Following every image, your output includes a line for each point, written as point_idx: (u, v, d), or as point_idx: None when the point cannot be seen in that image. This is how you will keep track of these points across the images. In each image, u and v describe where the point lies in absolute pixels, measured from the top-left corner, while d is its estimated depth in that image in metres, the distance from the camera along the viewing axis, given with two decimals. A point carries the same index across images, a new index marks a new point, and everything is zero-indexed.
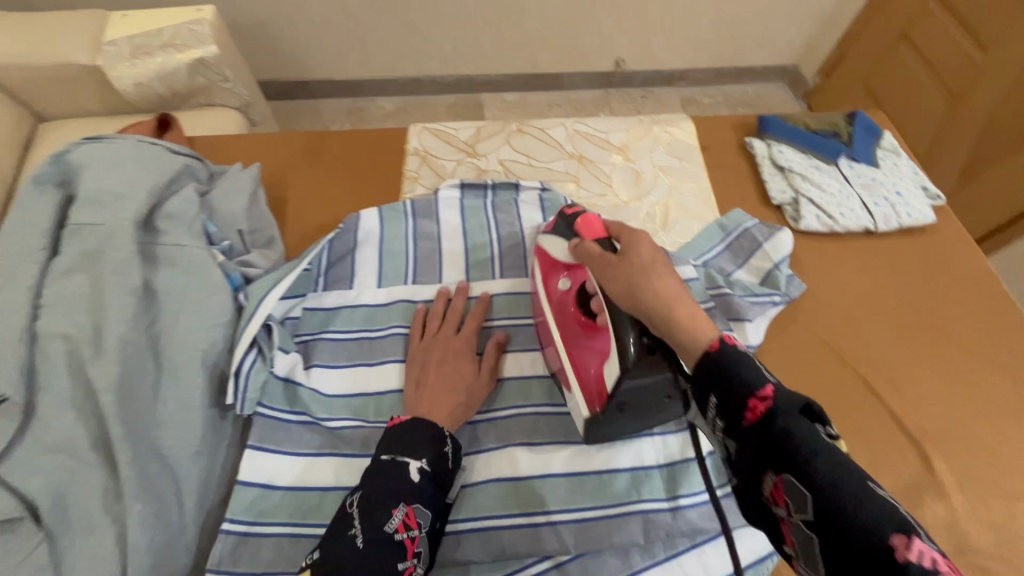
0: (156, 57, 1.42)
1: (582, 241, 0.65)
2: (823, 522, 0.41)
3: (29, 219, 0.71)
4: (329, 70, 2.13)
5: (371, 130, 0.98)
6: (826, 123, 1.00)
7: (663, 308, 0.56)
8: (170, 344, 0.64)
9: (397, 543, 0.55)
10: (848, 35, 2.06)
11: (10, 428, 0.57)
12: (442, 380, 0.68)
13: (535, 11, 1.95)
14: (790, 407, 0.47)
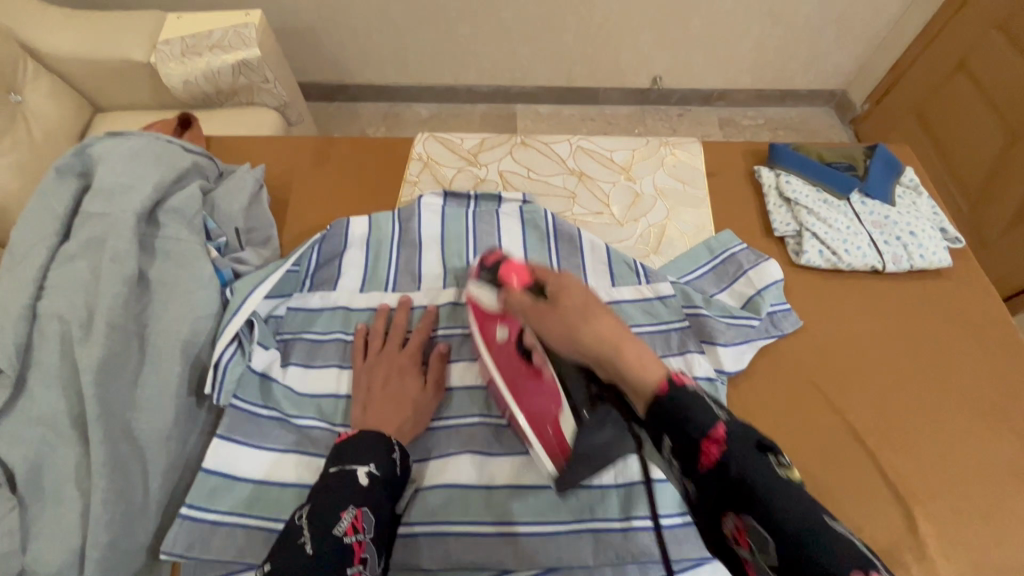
0: (204, 57, 1.51)
1: (512, 292, 0.65)
2: (786, 565, 0.42)
3: (49, 205, 0.77)
4: (370, 75, 2.20)
5: (379, 139, 1.00)
6: (841, 156, 0.96)
7: (608, 351, 0.56)
8: (156, 332, 0.68)
9: (344, 545, 0.55)
10: (902, 62, 1.99)
11: (1, 398, 0.61)
12: (393, 394, 0.69)
13: (571, 26, 1.96)
14: (742, 445, 0.47)
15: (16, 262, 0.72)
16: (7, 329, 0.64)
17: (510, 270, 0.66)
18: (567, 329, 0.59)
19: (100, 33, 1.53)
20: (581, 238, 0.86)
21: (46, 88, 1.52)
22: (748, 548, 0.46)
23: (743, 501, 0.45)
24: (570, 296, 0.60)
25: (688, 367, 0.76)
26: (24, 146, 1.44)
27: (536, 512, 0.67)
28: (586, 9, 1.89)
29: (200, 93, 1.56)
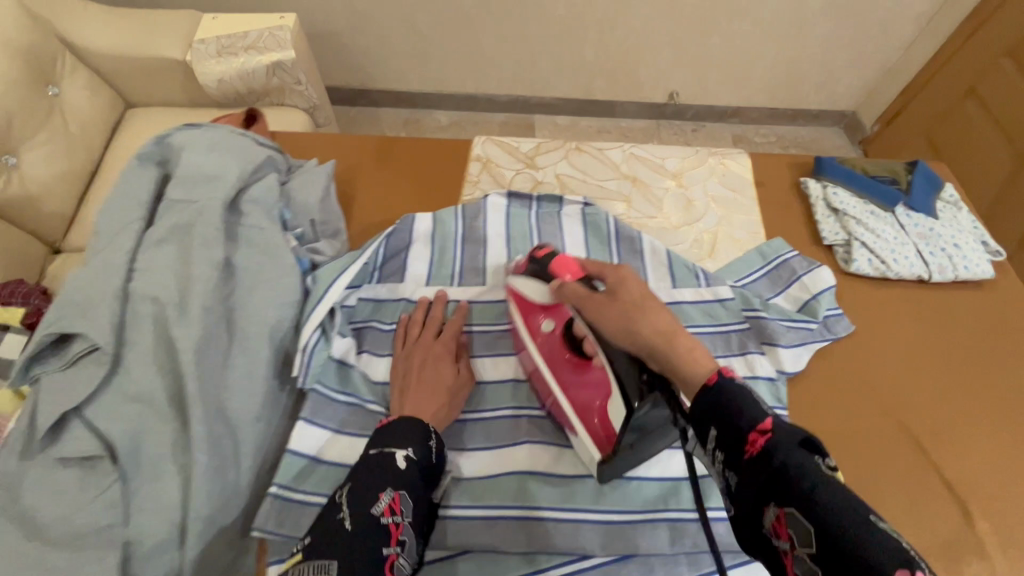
0: (240, 57, 1.54)
1: (567, 285, 0.69)
2: (827, 559, 0.41)
3: (131, 191, 0.79)
4: (392, 82, 2.23)
5: (438, 139, 1.03)
6: (884, 170, 1.00)
7: (665, 340, 0.57)
8: (243, 316, 0.70)
9: (382, 526, 0.56)
10: (911, 86, 2.06)
11: (99, 375, 0.62)
12: (426, 378, 0.71)
13: (594, 40, 2.01)
14: (790, 441, 0.47)
15: (103, 246, 0.74)
16: (103, 309, 0.66)
17: (566, 265, 0.72)
18: (626, 321, 0.61)
19: (138, 30, 1.54)
20: (641, 241, 0.90)
21: (82, 83, 1.51)
22: (786, 541, 0.45)
23: (787, 488, 0.45)
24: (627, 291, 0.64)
25: (749, 366, 0.79)
26: (59, 139, 1.43)
27: (616, 502, 0.70)
28: (611, 25, 1.95)
29: (234, 92, 1.58)
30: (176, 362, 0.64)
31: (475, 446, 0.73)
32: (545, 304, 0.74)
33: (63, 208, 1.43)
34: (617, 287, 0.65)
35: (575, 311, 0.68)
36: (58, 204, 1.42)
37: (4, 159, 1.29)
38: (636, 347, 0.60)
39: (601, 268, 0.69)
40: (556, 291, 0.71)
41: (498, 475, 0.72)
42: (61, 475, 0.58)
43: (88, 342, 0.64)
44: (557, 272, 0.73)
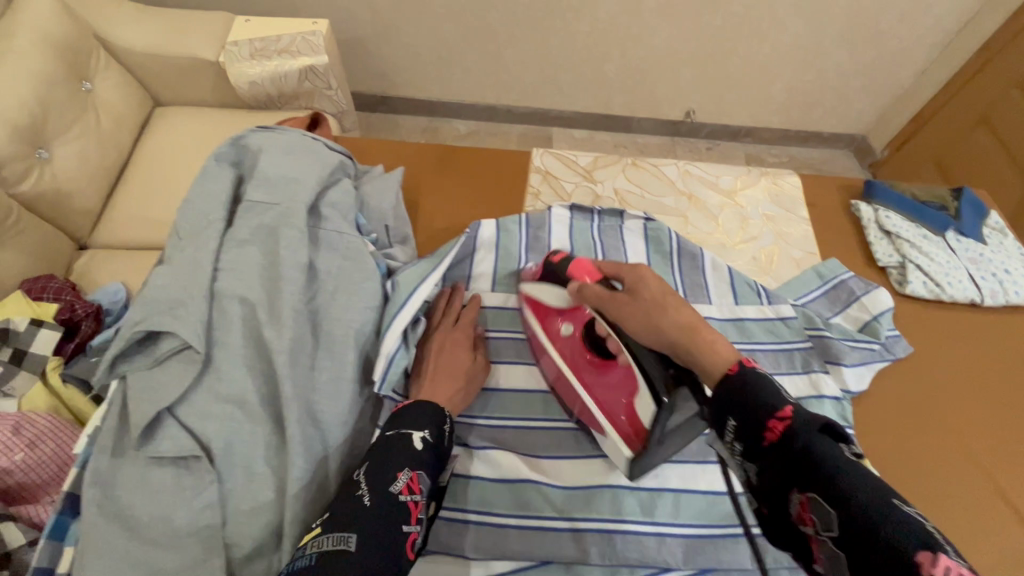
0: (273, 60, 1.47)
1: (586, 284, 0.70)
2: (847, 537, 0.43)
3: (210, 191, 0.79)
4: (411, 89, 2.12)
5: (498, 150, 1.05)
6: (932, 196, 1.03)
7: (685, 341, 0.61)
8: (328, 320, 0.70)
9: (399, 502, 0.56)
10: (925, 110, 2.03)
11: (190, 375, 0.62)
12: (443, 362, 0.73)
13: (617, 57, 1.96)
14: (807, 425, 0.50)
15: (185, 244, 0.74)
16: (192, 308, 0.66)
17: (581, 267, 0.73)
18: (649, 318, 0.63)
19: (171, 28, 1.47)
20: (703, 257, 0.92)
21: (113, 79, 1.44)
22: (811, 525, 0.47)
23: (809, 473, 0.47)
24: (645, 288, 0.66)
25: (815, 385, 0.81)
26: (90, 135, 1.34)
27: (695, 516, 0.71)
28: (633, 41, 1.90)
29: (264, 94, 1.51)
30: (266, 364, 0.65)
31: (543, 455, 0.75)
32: (563, 308, 0.77)
33: (92, 204, 1.35)
34: (638, 284, 0.67)
35: (596, 311, 0.69)
36: (88, 200, 1.33)
37: (36, 153, 1.23)
38: (655, 343, 0.63)
39: (619, 267, 0.71)
40: (575, 293, 0.72)
41: (571, 486, 0.72)
42: (158, 474, 0.58)
43: (179, 341, 0.64)
44: (572, 274, 0.74)
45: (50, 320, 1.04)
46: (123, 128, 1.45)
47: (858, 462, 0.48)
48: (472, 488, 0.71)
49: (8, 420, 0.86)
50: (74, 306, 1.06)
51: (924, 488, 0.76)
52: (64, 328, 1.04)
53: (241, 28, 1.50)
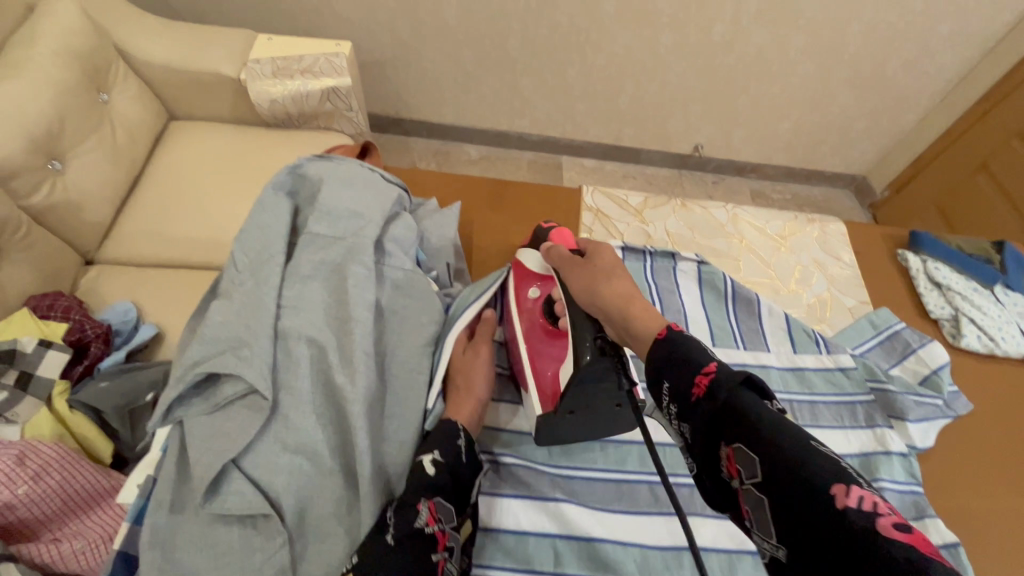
0: (295, 80, 1.35)
1: (555, 246, 0.70)
2: (770, 484, 0.41)
3: (268, 222, 0.76)
4: (427, 113, 2.04)
5: (548, 186, 1.04)
6: (976, 248, 1.04)
7: (620, 306, 0.58)
8: (395, 363, 0.67)
9: (428, 536, 0.53)
10: (923, 157, 2.01)
11: (257, 423, 0.58)
12: (462, 375, 0.68)
13: (631, 91, 1.90)
14: (732, 378, 0.47)
15: (245, 278, 0.70)
16: (256, 349, 0.62)
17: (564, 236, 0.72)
18: (589, 279, 0.62)
19: (194, 39, 1.36)
20: (760, 303, 0.90)
21: (133, 90, 1.32)
22: (738, 477, 0.44)
23: (734, 428, 0.44)
24: (600, 257, 0.64)
25: (880, 441, 0.78)
26: (108, 148, 1.23)
27: None
28: (651, 75, 1.84)
29: (284, 112, 1.39)
30: (336, 412, 0.61)
31: (614, 509, 0.68)
32: (539, 273, 0.73)
33: (105, 217, 1.22)
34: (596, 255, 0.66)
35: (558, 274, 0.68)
36: (102, 212, 1.21)
37: (49, 164, 1.11)
38: (590, 310, 0.62)
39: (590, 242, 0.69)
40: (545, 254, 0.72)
41: (647, 545, 0.66)
42: (224, 533, 0.54)
43: (244, 386, 0.60)
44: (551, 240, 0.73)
45: (59, 339, 0.96)
46: (141, 142, 1.33)
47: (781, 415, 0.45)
48: (542, 546, 0.64)
49: (9, 449, 0.76)
50: (84, 326, 0.99)
51: (999, 549, 0.74)
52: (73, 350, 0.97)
53: (264, 46, 1.39)
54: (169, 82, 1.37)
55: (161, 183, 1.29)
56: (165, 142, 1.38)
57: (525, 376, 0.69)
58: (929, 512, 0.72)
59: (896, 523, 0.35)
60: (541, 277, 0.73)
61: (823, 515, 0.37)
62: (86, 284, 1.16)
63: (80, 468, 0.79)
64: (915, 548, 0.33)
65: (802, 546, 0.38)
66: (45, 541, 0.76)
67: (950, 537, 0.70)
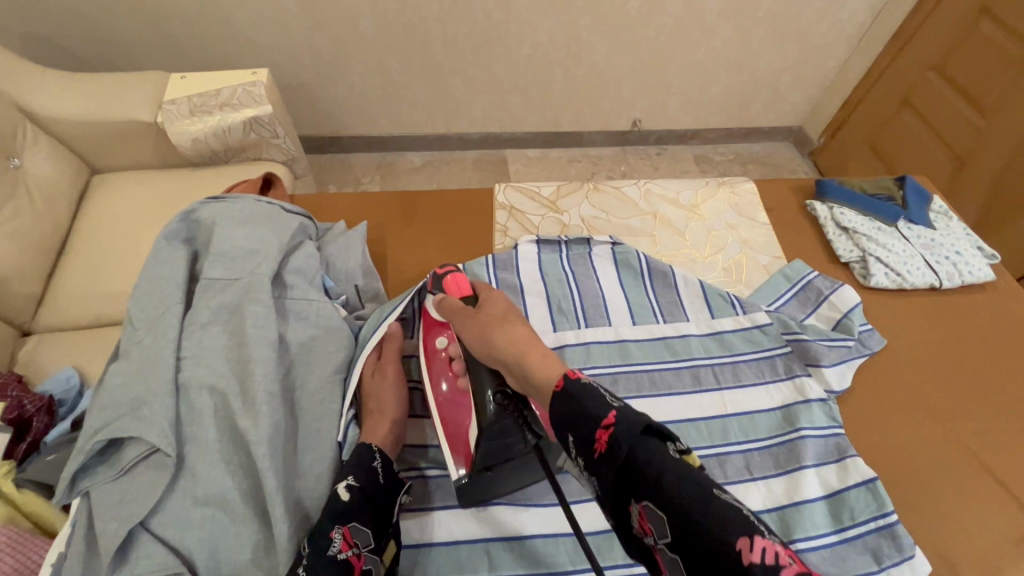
0: (214, 116, 1.29)
1: (446, 298, 0.70)
2: (680, 544, 0.42)
3: (163, 273, 0.74)
4: (363, 127, 1.99)
5: (460, 191, 1.05)
6: (879, 188, 1.07)
7: (515, 353, 0.59)
8: (305, 395, 0.67)
9: (341, 562, 0.54)
10: (851, 99, 2.04)
11: (162, 482, 0.58)
12: (373, 400, 0.68)
13: (561, 75, 1.90)
14: (633, 429, 0.47)
15: (143, 334, 0.69)
16: (156, 407, 0.61)
17: (457, 283, 0.71)
18: (482, 327, 0.63)
19: (101, 87, 1.29)
20: (675, 274, 0.92)
21: (48, 150, 1.25)
22: (652, 534, 0.45)
23: (639, 485, 0.46)
24: (492, 304, 0.67)
25: (799, 391, 0.81)
26: (28, 214, 1.17)
27: None
28: (577, 58, 1.84)
29: (210, 151, 1.33)
30: (245, 456, 0.61)
31: (545, 502, 0.69)
32: (439, 322, 0.73)
33: (35, 285, 1.17)
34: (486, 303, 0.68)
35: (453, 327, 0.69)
36: (30, 282, 1.15)
37: None
38: (489, 360, 0.62)
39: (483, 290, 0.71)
40: (438, 304, 0.72)
41: (576, 532, 0.67)
42: None
43: (145, 446, 0.59)
44: (445, 286, 0.72)
45: None
46: (62, 202, 1.27)
47: (682, 457, 0.46)
48: (474, 553, 0.65)
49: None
50: (22, 402, 0.91)
51: (919, 476, 0.77)
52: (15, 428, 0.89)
53: (179, 84, 1.33)
54: (82, 134, 1.29)
55: (89, 242, 1.23)
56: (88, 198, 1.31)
57: (437, 432, 0.67)
58: (849, 452, 0.75)
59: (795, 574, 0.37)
60: (445, 325, 0.73)
61: (733, 574, 0.39)
62: (25, 355, 1.10)
63: (33, 546, 0.76)
64: None
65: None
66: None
67: (869, 473, 0.73)
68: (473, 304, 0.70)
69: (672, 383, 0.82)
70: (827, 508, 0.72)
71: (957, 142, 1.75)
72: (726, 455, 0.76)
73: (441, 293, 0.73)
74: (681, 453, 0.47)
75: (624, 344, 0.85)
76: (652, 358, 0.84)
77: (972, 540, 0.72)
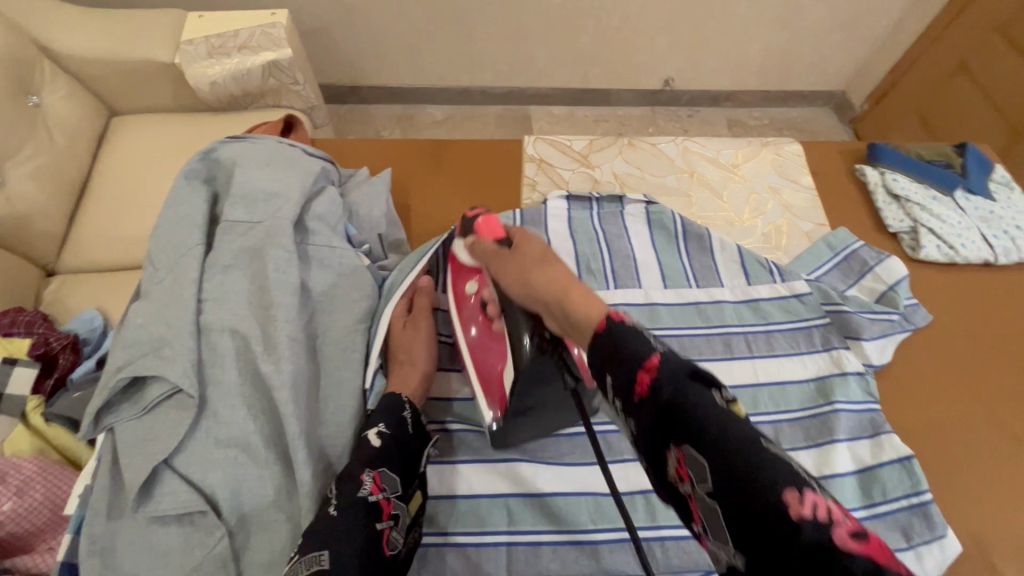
0: (233, 58, 1.22)
1: (478, 240, 0.64)
2: (719, 493, 0.35)
3: (184, 213, 0.72)
4: (384, 77, 1.91)
5: (488, 141, 1.00)
6: (936, 154, 1.00)
7: (557, 296, 0.52)
8: (328, 343, 0.66)
9: (371, 505, 0.53)
10: (898, 66, 1.88)
11: (185, 421, 0.57)
12: (403, 351, 0.67)
13: (591, 27, 1.77)
14: (675, 372, 0.40)
15: (164, 275, 0.68)
16: (178, 347, 0.60)
17: (489, 224, 0.64)
18: (520, 273, 0.56)
19: (117, 24, 1.23)
20: (711, 237, 0.87)
21: (66, 88, 1.20)
22: (688, 482, 0.39)
23: (678, 427, 0.39)
24: (528, 246, 0.59)
25: (836, 362, 0.77)
26: (49, 153, 1.14)
27: None
28: (612, 10, 1.71)
29: (229, 95, 1.27)
30: (267, 401, 0.60)
31: (566, 461, 0.68)
32: (471, 266, 0.70)
33: (58, 225, 1.14)
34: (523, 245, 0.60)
35: (487, 269, 0.63)
36: (53, 221, 1.13)
37: None
38: (528, 304, 0.56)
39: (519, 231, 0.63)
40: (470, 246, 0.66)
41: (599, 493, 0.66)
42: (162, 534, 0.55)
43: (168, 385, 0.59)
44: (476, 228, 0.66)
45: (24, 355, 0.88)
46: (82, 144, 1.23)
47: (730, 405, 0.39)
48: (494, 508, 0.65)
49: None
50: (48, 339, 0.91)
51: (955, 456, 0.74)
52: (42, 365, 0.89)
53: (196, 24, 1.25)
54: (98, 73, 1.24)
55: (112, 184, 1.19)
56: (108, 140, 1.27)
57: (472, 376, 0.67)
58: (885, 428, 0.72)
59: (850, 534, 0.30)
60: (476, 269, 0.70)
61: (779, 531, 0.32)
62: (50, 297, 1.08)
63: (66, 477, 0.77)
64: (873, 561, 0.29)
65: (756, 558, 0.33)
66: (41, 550, 0.73)
67: (906, 449, 0.70)
68: (507, 245, 0.63)
69: (703, 350, 0.79)
70: (858, 483, 0.69)
71: (1016, 113, 1.64)
72: (756, 425, 0.73)
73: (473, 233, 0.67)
74: (731, 402, 0.39)
75: (654, 307, 0.81)
76: (682, 324, 0.81)
77: (1008, 524, 0.69)
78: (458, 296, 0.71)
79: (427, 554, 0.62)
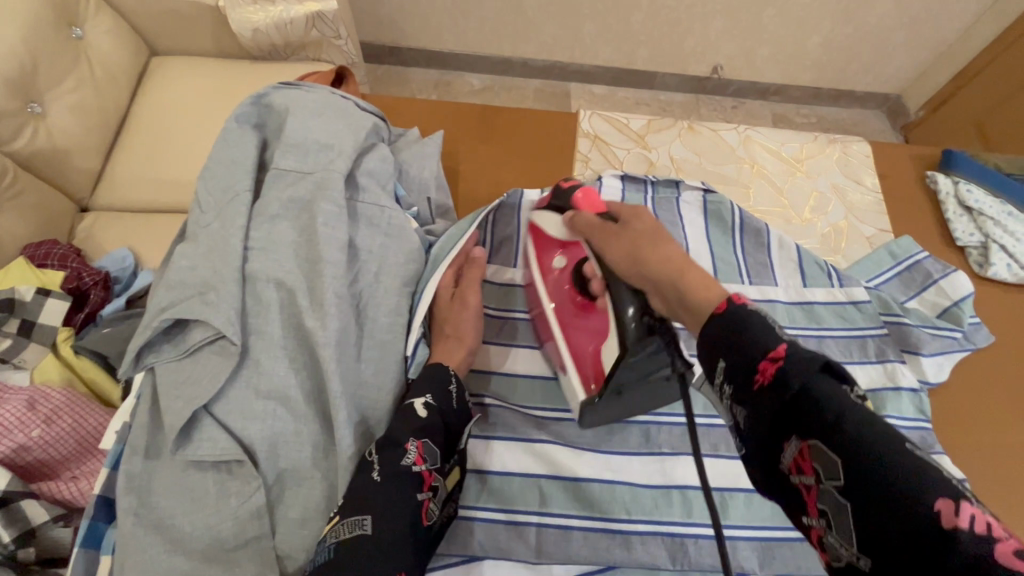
0: (278, 5, 1.17)
1: (578, 214, 0.62)
2: (856, 489, 0.35)
3: (232, 158, 0.70)
4: (425, 39, 1.85)
5: (541, 111, 0.96)
6: (1015, 167, 0.94)
7: (670, 274, 0.50)
8: (373, 306, 0.64)
9: (414, 475, 0.53)
10: (967, 70, 1.72)
11: (227, 369, 0.56)
12: (449, 325, 0.67)
13: (643, 5, 1.67)
14: (807, 364, 0.39)
15: (210, 219, 0.66)
16: (223, 293, 0.59)
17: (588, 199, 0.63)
18: (631, 249, 0.54)
19: None
20: (769, 233, 0.83)
21: (109, 23, 1.17)
22: (812, 475, 0.38)
23: (812, 419, 0.38)
24: (640, 222, 0.57)
25: (890, 376, 0.74)
26: (88, 88, 1.11)
27: (766, 518, 0.65)
28: None
29: (270, 44, 1.23)
30: (309, 356, 0.59)
31: (602, 449, 0.67)
32: (562, 240, 0.68)
33: (95, 161, 1.13)
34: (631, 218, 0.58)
35: (586, 245, 0.61)
36: (91, 156, 1.11)
37: (28, 107, 1.01)
38: (636, 280, 0.54)
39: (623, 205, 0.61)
40: (568, 222, 0.64)
41: (636, 484, 0.65)
42: (198, 479, 0.54)
43: (212, 331, 0.58)
44: (574, 202, 0.65)
45: (57, 288, 0.88)
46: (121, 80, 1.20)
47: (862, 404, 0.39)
48: (528, 488, 0.64)
49: (19, 395, 0.73)
50: (81, 273, 0.91)
51: (1003, 485, 0.71)
52: (73, 298, 0.89)
53: None
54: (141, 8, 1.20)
55: (151, 124, 1.16)
56: (146, 78, 1.24)
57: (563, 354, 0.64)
58: (936, 449, 0.69)
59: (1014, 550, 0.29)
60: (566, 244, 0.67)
61: (924, 534, 0.32)
62: (83, 233, 1.07)
63: (94, 411, 0.77)
64: None
65: (890, 561, 0.33)
66: (64, 480, 0.74)
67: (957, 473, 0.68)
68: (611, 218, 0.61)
69: None
70: None
71: None
72: None
73: (570, 209, 0.65)
74: (859, 398, 0.39)
75: None
76: None
77: None
78: (544, 269, 0.70)
79: (457, 527, 0.62)
